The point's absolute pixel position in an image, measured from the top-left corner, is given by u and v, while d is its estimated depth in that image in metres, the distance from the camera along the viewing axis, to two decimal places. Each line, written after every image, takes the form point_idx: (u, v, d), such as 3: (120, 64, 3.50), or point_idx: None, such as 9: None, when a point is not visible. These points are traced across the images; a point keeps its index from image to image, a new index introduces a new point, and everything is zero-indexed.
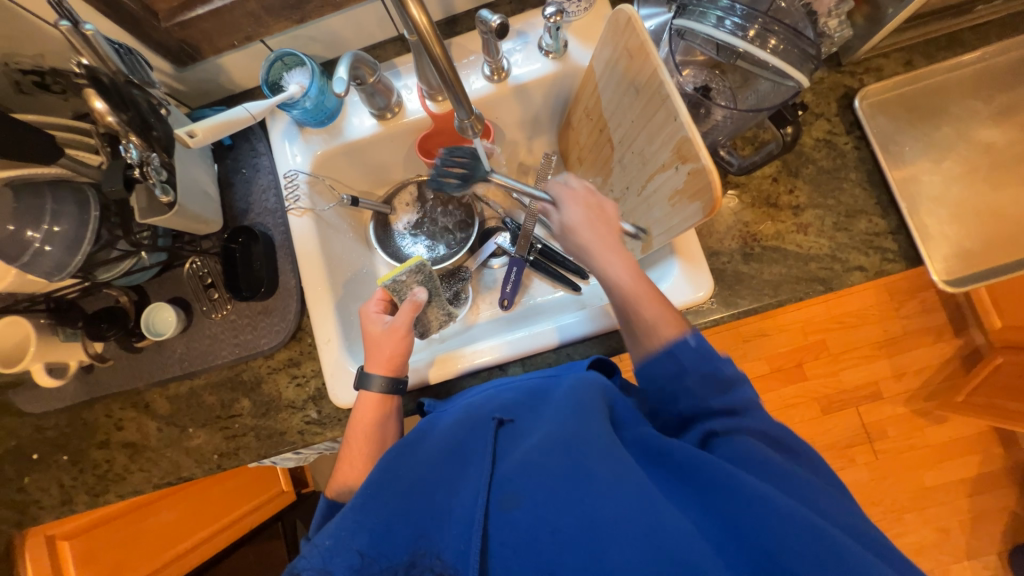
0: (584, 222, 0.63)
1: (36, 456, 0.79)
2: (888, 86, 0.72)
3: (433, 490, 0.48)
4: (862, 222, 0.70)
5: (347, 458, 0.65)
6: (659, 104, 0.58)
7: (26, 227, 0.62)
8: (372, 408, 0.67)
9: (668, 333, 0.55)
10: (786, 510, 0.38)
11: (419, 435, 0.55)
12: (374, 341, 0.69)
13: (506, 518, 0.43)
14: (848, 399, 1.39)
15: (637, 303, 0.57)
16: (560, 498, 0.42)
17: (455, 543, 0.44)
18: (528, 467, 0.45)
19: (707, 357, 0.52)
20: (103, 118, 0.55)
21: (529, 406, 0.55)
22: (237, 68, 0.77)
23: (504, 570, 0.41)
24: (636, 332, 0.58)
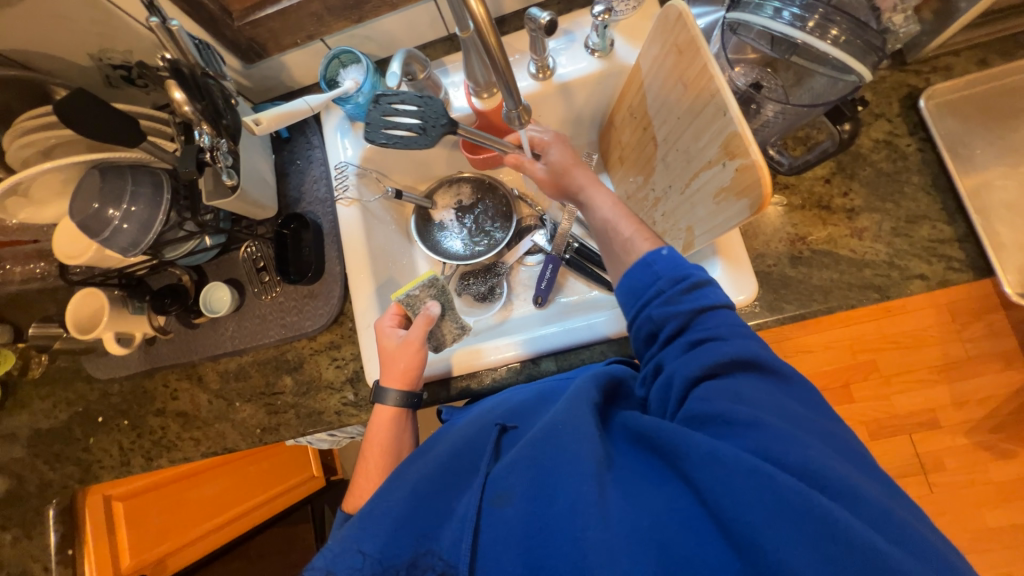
0: (568, 163, 0.70)
1: (101, 419, 0.86)
2: (958, 86, 0.68)
3: (433, 491, 0.51)
4: (924, 228, 0.66)
5: (362, 471, 0.68)
6: (708, 99, 0.57)
7: (107, 206, 0.69)
8: (388, 417, 0.69)
9: (643, 248, 0.59)
10: (760, 481, 0.38)
11: (428, 442, 0.59)
12: (391, 356, 0.70)
13: (500, 514, 0.46)
14: (900, 425, 1.30)
15: (615, 223, 0.63)
16: (545, 492, 0.45)
17: (453, 538, 0.47)
18: (515, 465, 0.48)
19: (678, 266, 0.52)
20: (181, 107, 0.59)
21: (529, 411, 0.59)
22: (298, 65, 0.82)
23: (496, 561, 0.44)
24: (616, 254, 0.62)
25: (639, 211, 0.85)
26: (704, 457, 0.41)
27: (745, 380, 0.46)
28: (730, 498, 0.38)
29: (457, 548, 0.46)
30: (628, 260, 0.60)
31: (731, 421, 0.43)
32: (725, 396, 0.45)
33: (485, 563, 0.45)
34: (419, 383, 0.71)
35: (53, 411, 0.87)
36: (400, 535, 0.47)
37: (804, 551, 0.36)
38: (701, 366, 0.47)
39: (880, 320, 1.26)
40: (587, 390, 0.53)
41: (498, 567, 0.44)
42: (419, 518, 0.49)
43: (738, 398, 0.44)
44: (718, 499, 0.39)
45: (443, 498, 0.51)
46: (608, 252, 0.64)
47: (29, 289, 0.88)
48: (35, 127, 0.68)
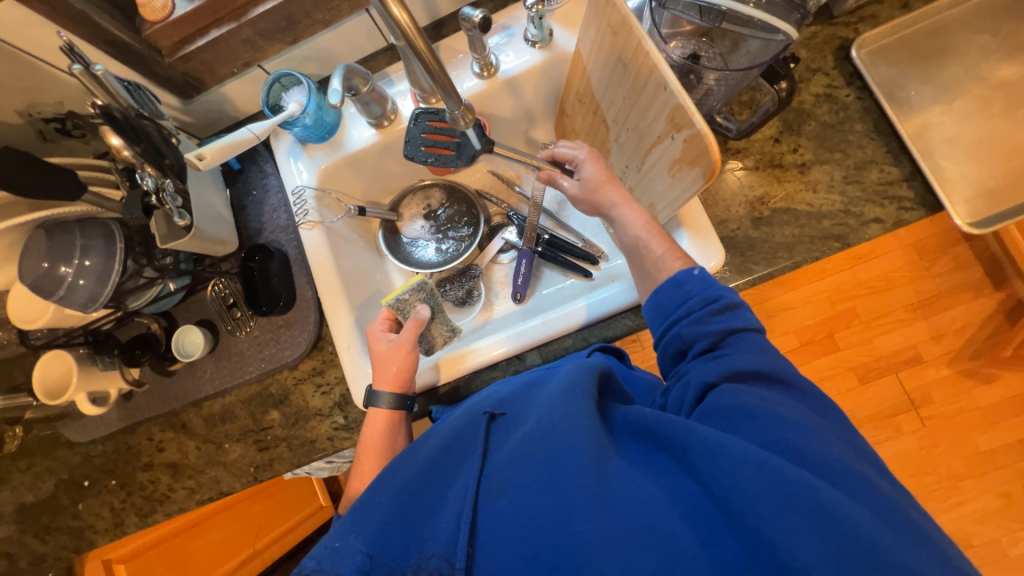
0: (601, 181, 0.67)
1: (88, 483, 0.83)
2: (884, 32, 0.70)
3: (427, 485, 0.50)
4: (873, 173, 0.68)
5: (356, 473, 0.66)
6: (649, 76, 0.58)
7: (59, 263, 0.67)
8: (382, 423, 0.68)
9: (673, 266, 0.58)
10: (758, 463, 0.39)
11: (420, 436, 0.57)
12: (381, 358, 0.71)
13: (495, 506, 0.46)
14: (886, 366, 1.33)
15: (646, 241, 0.62)
16: (544, 483, 0.45)
17: (446, 533, 0.46)
18: (512, 458, 0.48)
19: (707, 285, 0.54)
20: (120, 153, 0.58)
21: (521, 399, 0.58)
22: (240, 94, 0.81)
23: (492, 555, 0.44)
24: (646, 270, 0.61)
25: None
26: (707, 448, 0.41)
27: (750, 380, 0.47)
28: (733, 484, 0.39)
29: (451, 543, 0.45)
30: (657, 277, 0.60)
31: (748, 414, 0.43)
32: (735, 392, 0.45)
33: (482, 556, 0.45)
34: (411, 386, 0.71)
35: (35, 482, 0.84)
36: (392, 534, 0.46)
37: (802, 531, 0.36)
38: (718, 372, 0.48)
39: (851, 268, 1.33)
40: (584, 379, 0.52)
41: (496, 563, 0.44)
42: (413, 512, 0.48)
43: (748, 394, 0.45)
44: (722, 488, 0.40)
45: (434, 489, 0.50)
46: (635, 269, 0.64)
47: None
48: None
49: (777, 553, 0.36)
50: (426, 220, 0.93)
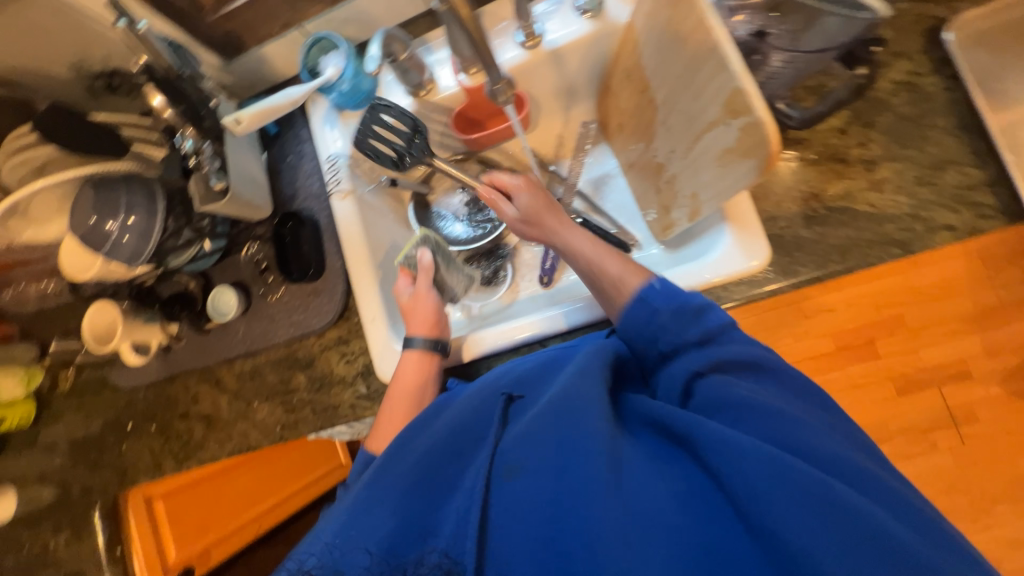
0: (540, 207, 0.69)
1: (131, 426, 0.89)
2: (984, 15, 0.62)
3: (438, 463, 0.49)
4: (951, 175, 0.61)
5: (387, 414, 0.67)
6: (706, 56, 0.53)
7: (105, 218, 0.69)
8: (417, 367, 0.69)
9: (634, 282, 0.59)
10: (783, 469, 0.38)
11: (432, 411, 0.57)
12: (411, 307, 0.75)
13: (507, 488, 0.44)
14: (930, 379, 1.25)
15: (599, 262, 0.63)
16: (557, 469, 0.43)
17: (458, 513, 0.45)
18: (524, 439, 0.46)
19: (675, 298, 0.55)
20: (162, 113, 0.59)
21: (537, 379, 0.57)
22: (280, 56, 0.80)
23: (501, 538, 0.43)
24: (605, 289, 0.62)
25: (645, 179, 0.82)
26: (730, 448, 0.40)
27: (741, 378, 0.49)
28: (759, 485, 0.37)
29: (462, 523, 0.44)
30: (620, 296, 0.60)
31: (764, 411, 0.44)
32: (744, 394, 0.45)
33: (492, 538, 0.43)
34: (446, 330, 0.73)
35: (86, 420, 0.91)
36: (402, 511, 0.46)
37: (825, 534, 0.35)
38: (707, 364, 0.50)
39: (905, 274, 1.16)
40: (598, 366, 0.52)
41: (506, 548, 0.42)
42: (424, 489, 0.48)
43: (755, 394, 0.46)
44: (745, 489, 0.38)
45: (448, 470, 0.49)
46: (597, 293, 0.64)
47: (50, 306, 0.91)
48: (25, 146, 0.68)
49: (804, 557, 0.35)
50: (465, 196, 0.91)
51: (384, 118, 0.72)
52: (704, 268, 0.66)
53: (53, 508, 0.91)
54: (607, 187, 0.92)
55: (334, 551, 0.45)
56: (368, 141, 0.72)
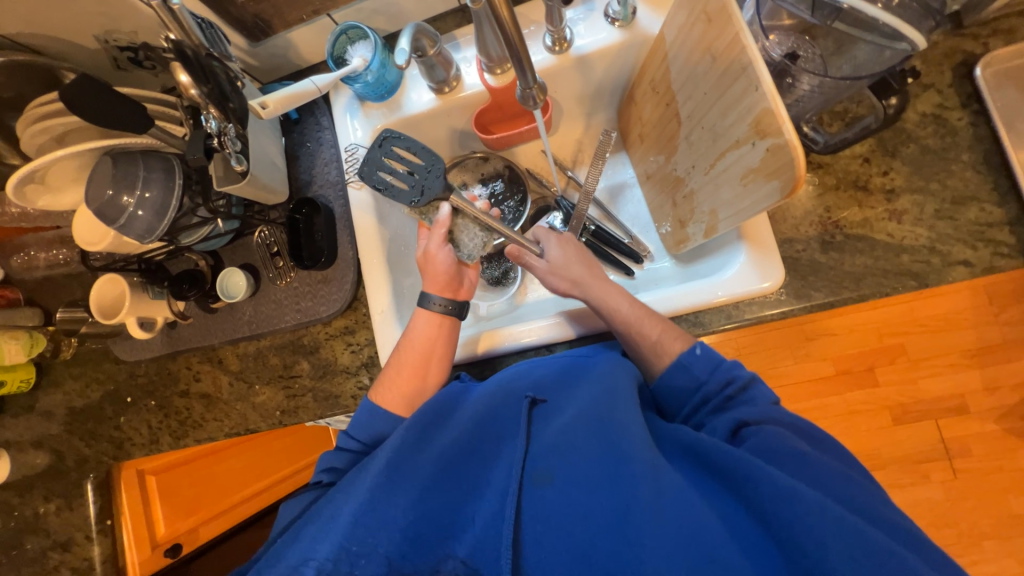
0: (570, 259, 0.70)
1: (130, 399, 0.89)
2: (1017, 52, 0.62)
3: (462, 461, 0.52)
4: (971, 211, 0.61)
5: (393, 364, 0.66)
6: (738, 75, 0.53)
7: (122, 192, 0.69)
8: (432, 327, 0.68)
9: (675, 349, 0.60)
10: (821, 509, 0.40)
11: (443, 399, 0.56)
12: (423, 264, 0.72)
13: (541, 495, 0.47)
14: (926, 411, 1.23)
15: (638, 324, 0.62)
16: (598, 484, 0.46)
17: (490, 514, 0.47)
18: (561, 450, 0.49)
19: (711, 364, 0.57)
20: (187, 91, 0.58)
21: (560, 384, 0.58)
22: (306, 42, 0.80)
23: (535, 541, 0.45)
24: (642, 353, 0.61)
25: (661, 192, 0.82)
26: (767, 483, 0.42)
27: (779, 425, 0.52)
28: (792, 517, 0.40)
29: (495, 522, 0.47)
30: (660, 362, 0.60)
31: (800, 460, 0.47)
32: (779, 436, 0.48)
33: (526, 542, 0.46)
34: (460, 294, 0.72)
35: (85, 391, 0.91)
36: (431, 507, 0.48)
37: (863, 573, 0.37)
38: (749, 413, 0.53)
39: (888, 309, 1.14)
40: (629, 387, 0.54)
41: (539, 551, 0.45)
42: (449, 483, 0.50)
43: (790, 439, 0.48)
44: (780, 521, 0.41)
45: (474, 467, 0.52)
46: (630, 353, 0.63)
47: (57, 274, 0.90)
48: (47, 113, 0.68)
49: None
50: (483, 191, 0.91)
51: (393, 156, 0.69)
52: (715, 286, 0.66)
53: (46, 476, 0.91)
54: (622, 196, 0.92)
55: (354, 533, 0.46)
56: (377, 174, 0.68)
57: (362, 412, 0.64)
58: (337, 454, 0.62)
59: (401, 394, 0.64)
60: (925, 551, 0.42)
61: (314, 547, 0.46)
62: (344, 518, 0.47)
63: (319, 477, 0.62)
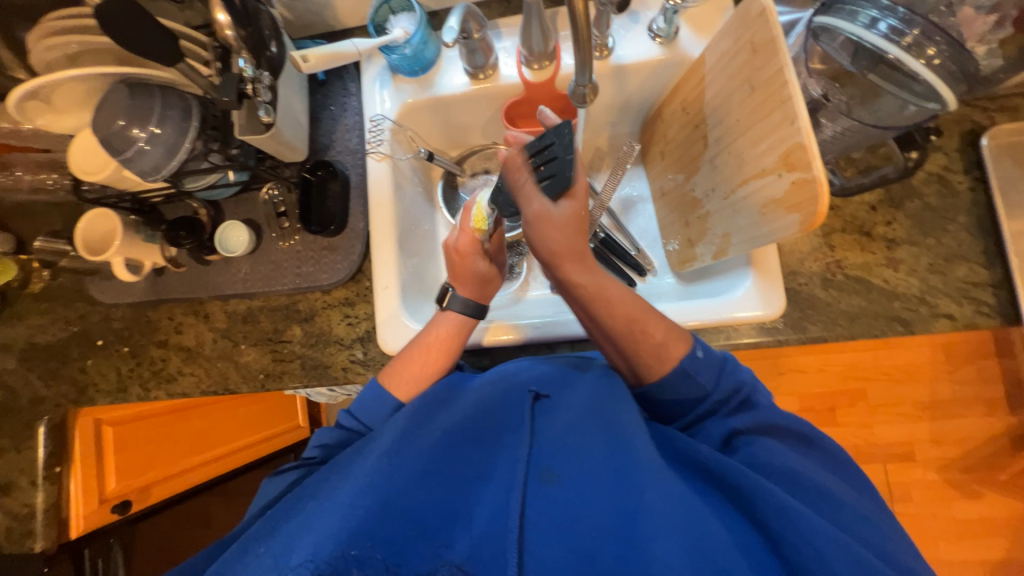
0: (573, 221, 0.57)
1: (101, 342, 0.84)
2: (1021, 129, 0.66)
3: (464, 450, 0.51)
4: (960, 269, 0.66)
5: (411, 357, 0.63)
6: (776, 106, 0.55)
7: (133, 125, 0.66)
8: (454, 327, 0.65)
9: (677, 352, 0.56)
10: (835, 542, 0.42)
11: (437, 392, 0.58)
12: (478, 272, 0.66)
13: (546, 494, 0.47)
14: (877, 456, 1.25)
15: (644, 318, 0.56)
16: (605, 488, 0.47)
17: (494, 507, 0.47)
18: (565, 447, 0.50)
19: (716, 368, 0.56)
20: (222, 31, 0.55)
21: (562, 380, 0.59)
22: (346, 4, 0.78)
23: (540, 541, 0.44)
24: (641, 358, 0.56)
25: (674, 211, 0.84)
26: (773, 502, 0.44)
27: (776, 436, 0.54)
28: (801, 542, 0.42)
29: (499, 518, 0.46)
30: (662, 368, 0.55)
31: (795, 479, 0.49)
32: (786, 457, 0.51)
33: (531, 540, 0.44)
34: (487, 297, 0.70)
35: (50, 328, 0.85)
36: (436, 496, 0.47)
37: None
38: (742, 422, 0.54)
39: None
40: (629, 394, 0.56)
41: (544, 551, 0.44)
42: (451, 473, 0.49)
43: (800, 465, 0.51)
44: (784, 539, 0.43)
45: (476, 456, 0.51)
46: (620, 353, 0.57)
47: (40, 201, 0.86)
48: (65, 29, 0.64)
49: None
50: None
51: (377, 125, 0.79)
52: (718, 305, 0.68)
53: None
54: (634, 210, 0.94)
55: (357, 517, 0.44)
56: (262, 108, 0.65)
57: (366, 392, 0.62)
58: (331, 431, 0.61)
59: (413, 384, 0.62)
60: (896, 561, 0.45)
61: (313, 525, 0.44)
62: (342, 501, 0.45)
63: (313, 453, 0.61)
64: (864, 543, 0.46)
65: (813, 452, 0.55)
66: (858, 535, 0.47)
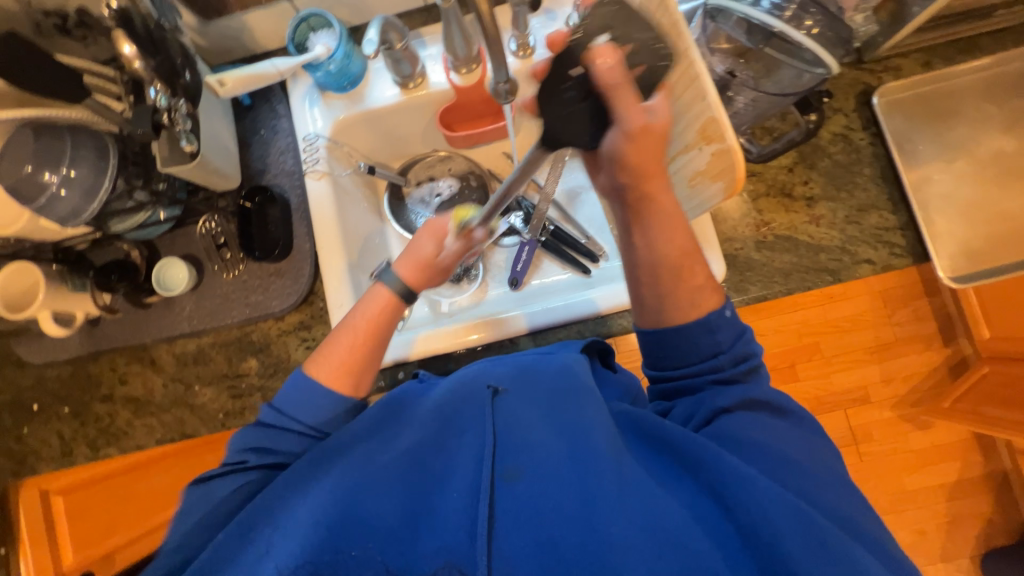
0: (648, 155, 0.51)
1: (37, 407, 0.78)
2: (906, 85, 0.73)
3: (427, 456, 0.50)
4: (872, 217, 0.72)
5: (336, 340, 0.59)
6: (686, 84, 0.57)
7: (44, 169, 0.63)
8: (381, 305, 0.60)
9: (709, 303, 0.54)
10: (789, 507, 0.41)
11: (394, 402, 0.57)
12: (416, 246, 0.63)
13: (510, 490, 0.47)
14: (841, 403, 1.14)
15: (688, 261, 0.54)
16: (566, 478, 0.47)
17: (460, 509, 0.46)
18: (526, 441, 0.50)
19: (736, 333, 0.53)
20: (131, 64, 0.56)
21: (521, 378, 0.59)
22: (261, 26, 0.77)
23: (506, 537, 0.44)
24: (671, 305, 0.54)
25: None
26: (726, 468, 0.44)
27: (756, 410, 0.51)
28: (749, 510, 0.42)
29: (466, 519, 0.45)
30: (693, 314, 0.54)
31: (748, 445, 0.48)
32: (746, 423, 0.49)
33: (498, 538, 0.44)
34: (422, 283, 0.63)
35: None
36: (400, 503, 0.46)
37: (812, 558, 0.39)
38: (727, 399, 0.51)
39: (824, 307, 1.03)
40: (590, 386, 0.57)
41: (511, 547, 0.44)
42: (416, 480, 0.48)
43: (755, 429, 0.49)
44: (737, 507, 0.43)
45: (441, 463, 0.50)
46: (656, 299, 0.55)
47: None
48: None
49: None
50: (457, 183, 0.91)
51: (310, 144, 0.78)
52: None
53: None
54: (579, 199, 0.97)
55: (316, 535, 0.42)
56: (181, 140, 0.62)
57: (294, 388, 0.56)
58: (281, 436, 0.54)
59: (343, 370, 0.57)
60: (866, 536, 0.43)
61: (274, 550, 0.43)
62: (302, 523, 0.44)
63: (244, 457, 0.53)
64: (826, 510, 0.44)
65: (790, 421, 0.51)
66: (824, 502, 0.45)
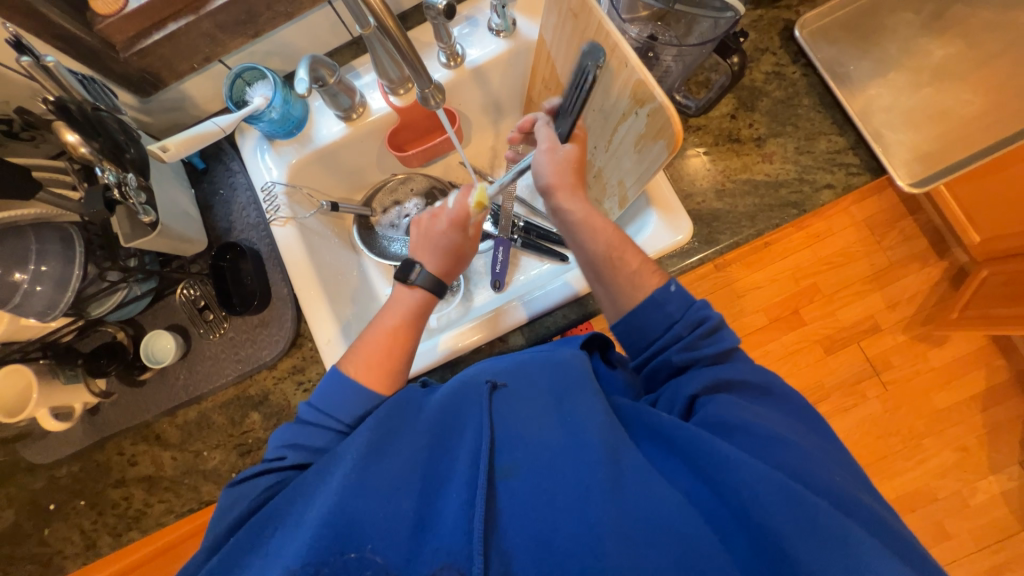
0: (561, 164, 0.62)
1: (54, 506, 0.78)
2: (821, 14, 0.76)
3: (426, 461, 0.49)
4: (822, 143, 0.73)
5: (370, 339, 0.61)
6: (609, 55, 0.60)
7: (15, 269, 0.65)
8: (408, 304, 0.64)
9: (651, 283, 0.59)
10: (783, 489, 0.42)
11: (397, 403, 0.53)
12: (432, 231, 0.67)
13: (506, 486, 0.47)
14: (851, 335, 1.08)
15: (618, 249, 0.60)
16: (563, 472, 0.46)
17: (458, 506, 0.45)
18: (523, 439, 0.49)
19: (686, 302, 0.56)
20: (76, 150, 0.57)
21: (520, 372, 0.57)
22: (200, 90, 0.80)
23: (505, 530, 0.45)
24: (615, 283, 0.59)
25: None
26: (718, 454, 0.45)
27: (743, 393, 0.52)
28: (744, 497, 0.43)
29: (464, 514, 0.45)
30: (635, 293, 0.58)
31: (745, 429, 0.47)
32: (735, 405, 0.49)
33: (499, 532, 0.45)
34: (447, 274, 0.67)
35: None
36: (403, 506, 0.46)
37: (804, 540, 0.40)
38: (696, 386, 0.52)
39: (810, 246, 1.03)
40: (586, 377, 0.55)
41: (511, 536, 0.44)
42: (415, 484, 0.47)
43: (742, 406, 0.49)
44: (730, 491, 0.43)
45: (438, 466, 0.49)
46: (602, 284, 0.61)
47: None
48: None
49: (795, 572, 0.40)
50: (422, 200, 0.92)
51: (267, 190, 0.79)
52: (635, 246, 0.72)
53: None
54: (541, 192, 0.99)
55: (320, 537, 0.42)
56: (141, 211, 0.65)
57: (329, 386, 0.57)
58: (303, 429, 0.55)
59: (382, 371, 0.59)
60: (860, 511, 0.44)
61: (278, 553, 0.43)
62: (309, 523, 0.44)
63: (281, 453, 0.53)
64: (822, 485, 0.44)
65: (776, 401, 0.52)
66: (819, 480, 0.45)
